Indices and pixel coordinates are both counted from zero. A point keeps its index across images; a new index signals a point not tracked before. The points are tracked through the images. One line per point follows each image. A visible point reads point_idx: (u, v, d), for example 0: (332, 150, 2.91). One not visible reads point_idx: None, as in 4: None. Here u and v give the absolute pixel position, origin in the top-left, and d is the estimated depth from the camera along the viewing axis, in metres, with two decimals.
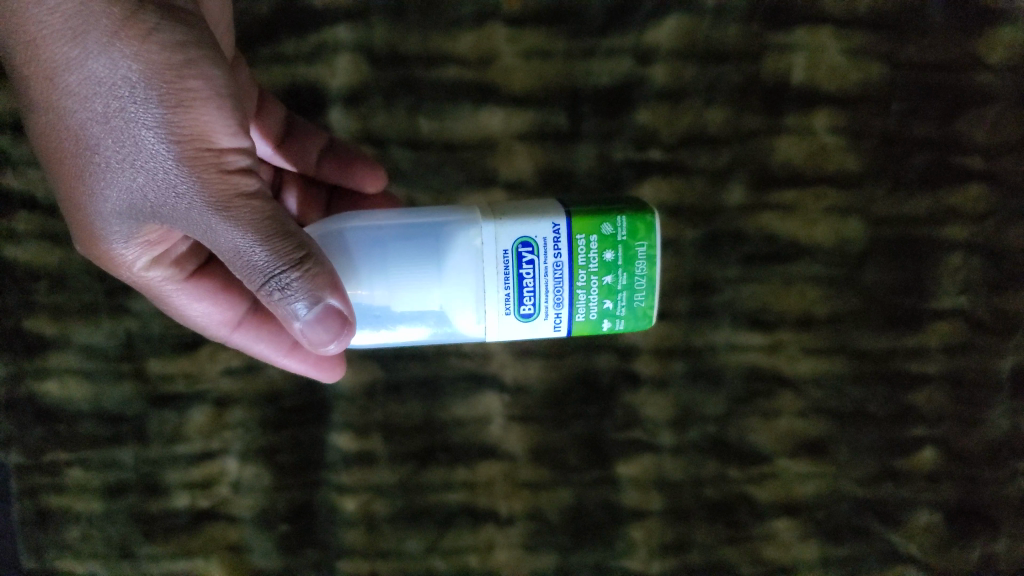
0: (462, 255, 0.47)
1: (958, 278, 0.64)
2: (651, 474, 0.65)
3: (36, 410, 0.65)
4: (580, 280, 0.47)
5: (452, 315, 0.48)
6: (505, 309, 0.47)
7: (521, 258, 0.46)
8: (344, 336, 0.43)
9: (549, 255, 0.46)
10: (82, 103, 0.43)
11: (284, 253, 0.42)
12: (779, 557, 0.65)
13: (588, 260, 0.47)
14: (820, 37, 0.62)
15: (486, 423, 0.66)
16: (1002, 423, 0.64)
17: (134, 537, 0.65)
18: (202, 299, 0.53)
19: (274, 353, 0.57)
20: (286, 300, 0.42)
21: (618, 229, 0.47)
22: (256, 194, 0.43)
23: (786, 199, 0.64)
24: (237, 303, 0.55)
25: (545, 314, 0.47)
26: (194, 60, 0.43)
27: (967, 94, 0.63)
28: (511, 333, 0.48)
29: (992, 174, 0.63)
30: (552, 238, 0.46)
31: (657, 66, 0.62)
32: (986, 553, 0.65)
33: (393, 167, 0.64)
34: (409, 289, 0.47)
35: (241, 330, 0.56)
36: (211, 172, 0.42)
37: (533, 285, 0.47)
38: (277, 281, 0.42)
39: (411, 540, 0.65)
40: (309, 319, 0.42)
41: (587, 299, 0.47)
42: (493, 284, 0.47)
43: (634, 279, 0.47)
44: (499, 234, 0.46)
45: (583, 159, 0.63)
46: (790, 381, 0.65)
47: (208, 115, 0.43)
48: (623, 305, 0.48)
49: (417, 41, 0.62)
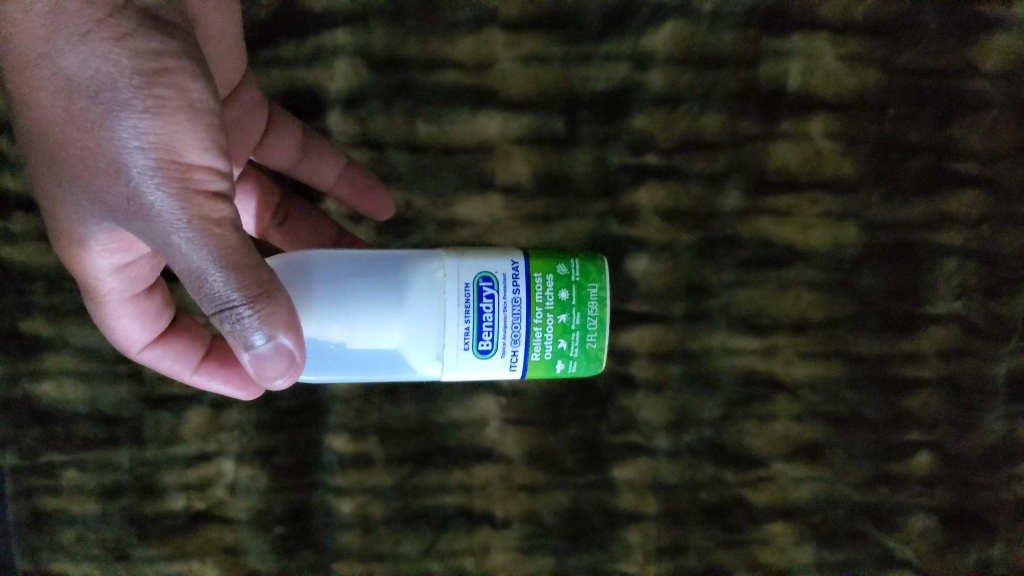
0: (424, 289, 0.50)
1: (953, 283, 0.64)
2: (646, 477, 0.65)
3: (33, 412, 0.65)
4: (537, 317, 0.50)
5: (411, 349, 0.50)
6: (463, 343, 0.50)
7: (482, 292, 0.50)
8: (290, 373, 0.45)
9: (508, 291, 0.50)
10: (56, 100, 0.44)
11: (241, 284, 0.42)
12: (775, 562, 0.65)
13: (545, 298, 0.50)
14: (815, 43, 0.63)
15: (482, 426, 0.66)
16: (997, 428, 0.65)
17: (130, 539, 0.65)
18: (122, 317, 0.55)
19: (180, 371, 0.59)
20: (236, 331, 0.43)
21: (572, 270, 0.51)
22: (219, 214, 0.43)
23: (781, 204, 0.64)
24: (155, 327, 0.57)
25: (502, 350, 0.50)
26: (168, 70, 0.43)
27: (962, 101, 0.63)
28: (467, 370, 0.51)
29: (987, 179, 0.63)
30: (511, 274, 0.50)
31: (654, 71, 0.63)
32: (982, 558, 0.65)
33: (391, 170, 0.64)
34: (366, 325, 0.49)
35: (148, 350, 0.58)
36: (173, 185, 0.42)
37: (492, 319, 0.50)
38: (231, 311, 0.42)
39: (407, 542, 0.65)
40: (260, 351, 0.43)
41: (543, 337, 0.51)
42: (454, 317, 0.49)
43: (586, 319, 0.51)
44: (461, 269, 0.50)
45: (579, 163, 0.64)
46: (786, 386, 0.65)
47: (177, 127, 0.42)
48: (576, 345, 0.51)
49: (415, 45, 0.62)
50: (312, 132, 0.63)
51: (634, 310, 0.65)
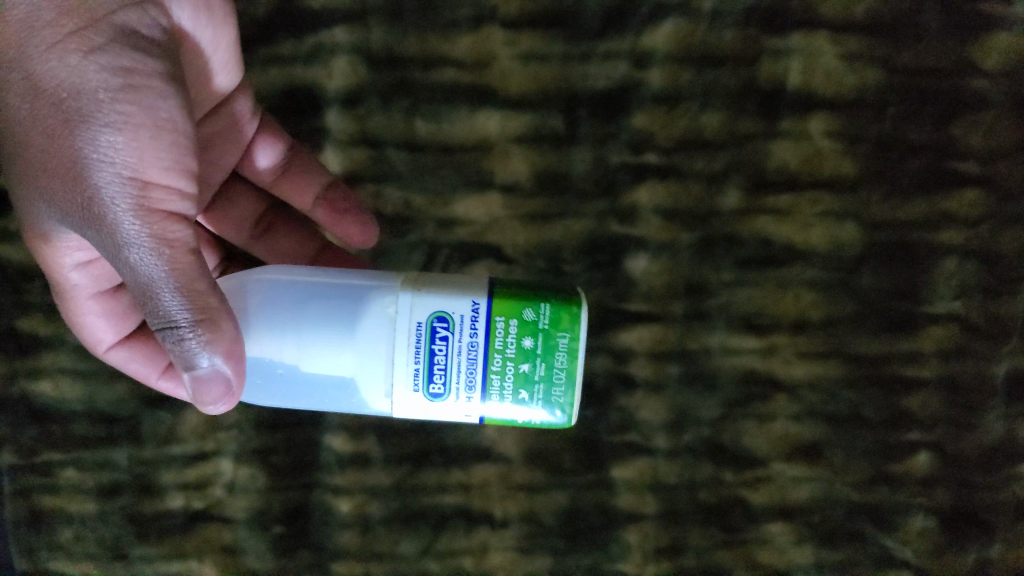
0: (375, 324, 0.48)
1: (953, 283, 0.64)
2: (645, 477, 0.65)
3: (30, 411, 0.64)
4: (495, 364, 0.47)
5: (360, 383, 0.48)
6: (413, 383, 0.48)
7: (435, 333, 0.47)
8: (228, 398, 0.45)
9: (464, 335, 0.47)
10: (28, 106, 0.46)
11: (188, 301, 0.43)
12: (773, 561, 0.65)
13: (505, 345, 0.47)
14: (815, 41, 0.63)
15: (481, 425, 0.65)
16: (997, 428, 0.64)
17: (129, 538, 0.65)
18: (86, 314, 0.55)
19: (147, 374, 0.58)
20: (179, 349, 0.43)
21: (540, 316, 0.47)
22: (171, 227, 0.44)
23: (781, 204, 0.64)
24: (120, 326, 0.57)
25: (455, 395, 0.48)
26: (135, 88, 0.45)
27: (962, 100, 0.63)
28: (418, 411, 0.49)
29: (986, 179, 0.63)
30: (470, 317, 0.47)
31: (654, 69, 0.63)
32: (980, 558, 0.65)
33: (389, 169, 0.64)
34: (313, 355, 0.48)
35: (115, 350, 0.57)
36: (130, 200, 0.44)
37: (445, 362, 0.47)
38: (175, 329, 0.43)
39: (405, 542, 0.65)
40: (201, 373, 0.44)
41: (502, 385, 0.47)
42: (404, 355, 0.47)
43: (552, 371, 0.48)
44: (415, 306, 0.47)
45: (579, 162, 0.63)
46: (785, 385, 0.65)
47: (141, 142, 0.44)
48: (540, 396, 0.48)
49: (414, 43, 0.62)
50: (298, 148, 0.63)
51: (634, 310, 0.65)
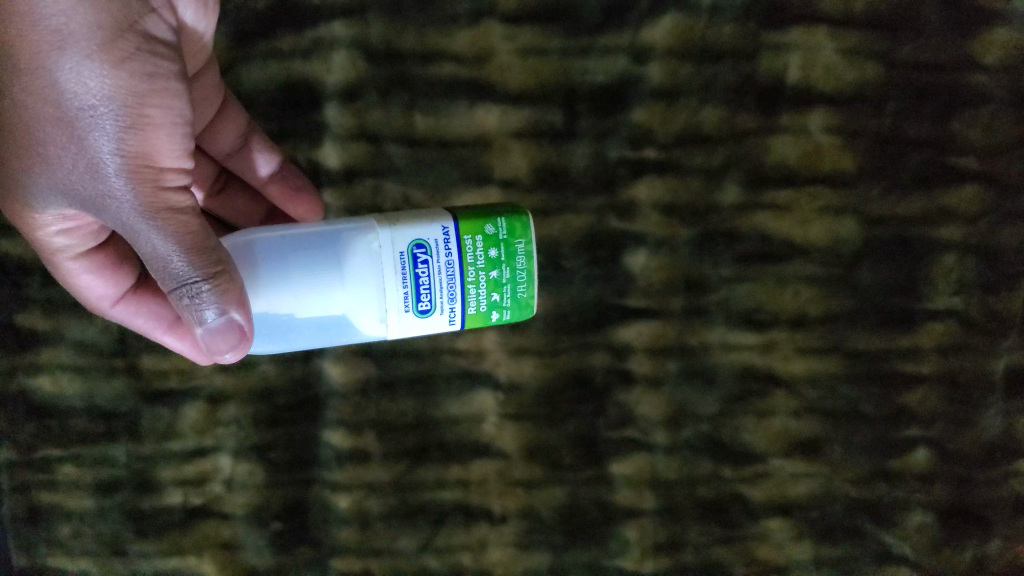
0: (361, 259, 0.48)
1: (952, 279, 0.64)
2: (644, 473, 0.65)
3: (29, 407, 0.64)
4: (470, 276, 0.50)
5: (354, 316, 0.49)
6: (404, 306, 0.49)
7: (416, 259, 0.49)
8: (241, 347, 0.45)
9: (441, 255, 0.49)
10: (40, 101, 0.45)
11: (200, 267, 0.44)
12: (772, 557, 0.65)
13: (475, 258, 0.50)
14: (815, 36, 0.63)
15: (480, 421, 0.65)
16: (996, 424, 0.64)
17: (127, 535, 0.64)
18: (83, 273, 0.54)
19: (152, 328, 0.57)
20: (193, 307, 0.44)
21: (499, 229, 0.50)
22: (186, 210, 0.45)
23: (780, 199, 0.64)
24: (119, 280, 0.56)
25: (441, 309, 0.50)
26: (157, 91, 0.46)
27: (962, 95, 0.63)
28: (410, 331, 0.50)
29: (986, 175, 0.63)
30: (443, 239, 0.49)
31: (653, 64, 0.62)
32: (979, 555, 0.65)
33: (388, 164, 0.63)
34: (306, 294, 0.48)
35: (121, 305, 0.57)
36: (148, 186, 0.45)
37: (429, 282, 0.49)
38: (189, 291, 0.44)
39: (404, 538, 0.65)
40: (210, 326, 0.44)
41: (477, 293, 0.50)
42: (393, 283, 0.48)
43: (516, 273, 0.51)
44: (395, 237, 0.48)
45: (578, 157, 0.63)
46: (784, 381, 0.65)
47: (157, 139, 0.46)
48: (508, 297, 0.51)
49: (414, 37, 0.62)
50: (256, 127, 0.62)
51: (633, 306, 0.65)
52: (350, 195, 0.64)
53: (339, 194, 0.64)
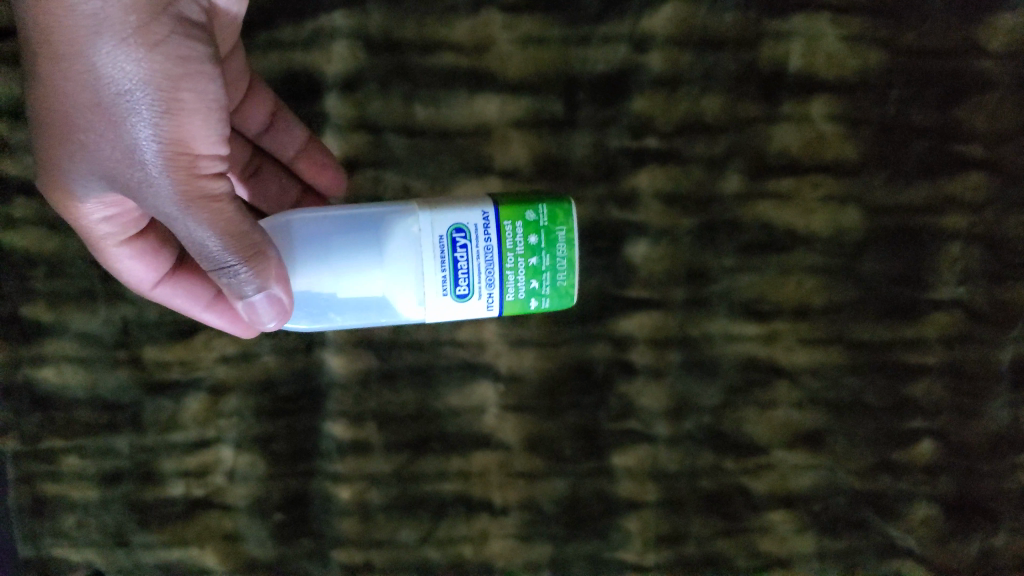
0: (400, 243, 0.50)
1: (957, 268, 0.63)
2: (646, 464, 0.65)
3: (33, 398, 0.65)
4: (509, 262, 0.50)
5: (393, 299, 0.50)
6: (442, 290, 0.50)
7: (455, 243, 0.50)
8: (282, 317, 0.49)
9: (480, 240, 0.50)
10: (80, 87, 0.46)
11: (237, 249, 0.46)
12: (775, 550, 0.65)
13: (515, 244, 0.50)
14: (817, 23, 0.62)
15: (481, 413, 0.65)
16: (1002, 416, 0.64)
17: (130, 525, 0.65)
18: (124, 258, 0.56)
19: (192, 307, 0.59)
20: (234, 284, 0.46)
21: (539, 216, 0.51)
22: (220, 195, 0.46)
23: (783, 187, 0.63)
24: (161, 263, 0.57)
25: (478, 294, 0.50)
26: (191, 75, 0.46)
27: (967, 81, 0.62)
28: (447, 314, 0.51)
29: (992, 163, 0.63)
30: (482, 224, 0.50)
31: (654, 53, 0.62)
32: (985, 548, 0.64)
33: (388, 154, 0.63)
34: (348, 275, 0.49)
35: (161, 287, 0.58)
36: (183, 171, 0.46)
37: (467, 267, 0.50)
38: (228, 270, 0.46)
39: (405, 530, 0.65)
40: (252, 300, 0.47)
41: (516, 279, 0.50)
42: (432, 266, 0.49)
43: (555, 260, 0.51)
44: (435, 221, 0.49)
45: (579, 147, 0.63)
46: (787, 372, 0.64)
47: (192, 124, 0.46)
48: (547, 284, 0.51)
49: (414, 27, 0.62)
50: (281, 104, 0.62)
51: (634, 296, 0.64)
52: (350, 185, 0.64)
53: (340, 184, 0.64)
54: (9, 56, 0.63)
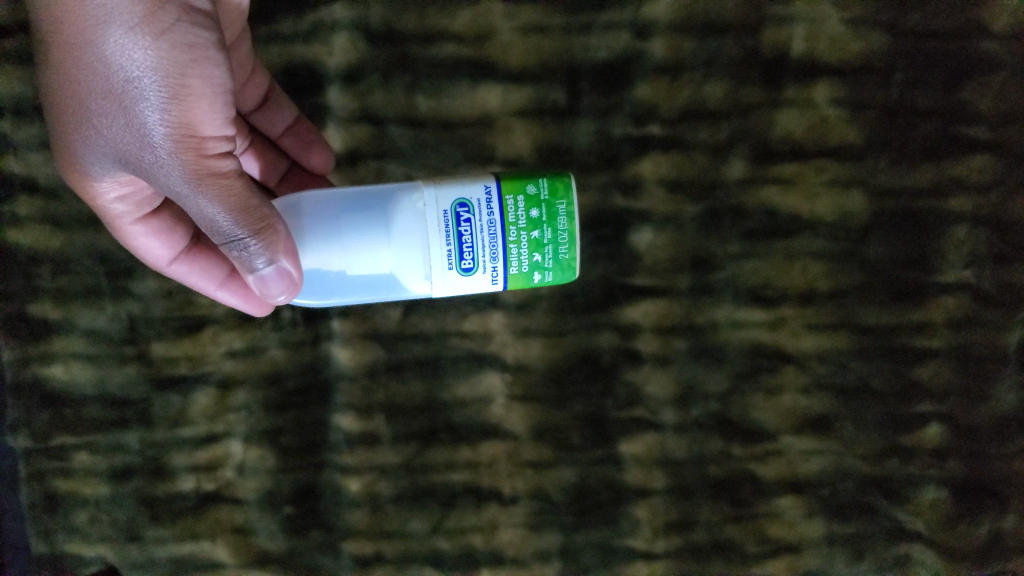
0: (406, 218, 0.50)
1: (963, 251, 0.63)
2: (654, 452, 0.65)
3: (44, 396, 0.65)
4: (512, 236, 0.50)
5: (400, 274, 0.51)
6: (447, 264, 0.50)
7: (459, 218, 0.50)
8: (293, 291, 0.48)
9: (484, 215, 0.50)
10: (91, 75, 0.46)
11: (247, 223, 0.46)
12: (785, 536, 0.65)
13: (517, 217, 0.50)
14: (820, 7, 0.62)
15: (489, 403, 0.65)
16: (1010, 398, 0.64)
17: (142, 520, 0.65)
18: (138, 238, 0.57)
19: (205, 285, 0.59)
20: (244, 259, 0.46)
21: (540, 189, 0.51)
22: (228, 176, 0.46)
23: (787, 172, 0.63)
24: (177, 242, 0.58)
25: (483, 267, 0.51)
26: (197, 61, 0.46)
27: (972, 63, 0.62)
28: (453, 289, 0.51)
29: (997, 144, 0.62)
30: (485, 199, 0.50)
31: (657, 39, 0.62)
32: (994, 530, 0.64)
33: (391, 146, 0.63)
34: (355, 250, 0.50)
35: (177, 265, 0.58)
36: (191, 152, 0.46)
37: (472, 241, 0.50)
38: (238, 244, 0.46)
39: (415, 520, 0.65)
40: (262, 274, 0.46)
41: (519, 253, 0.51)
42: (436, 240, 0.50)
43: (557, 233, 0.51)
44: (439, 197, 0.50)
45: (582, 136, 0.63)
46: (794, 358, 0.64)
47: (199, 108, 0.46)
48: (550, 257, 0.51)
49: (414, 19, 0.62)
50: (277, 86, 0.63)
51: (639, 285, 0.64)
52: (353, 178, 0.64)
53: (342, 176, 0.64)
54: (10, 55, 0.63)
